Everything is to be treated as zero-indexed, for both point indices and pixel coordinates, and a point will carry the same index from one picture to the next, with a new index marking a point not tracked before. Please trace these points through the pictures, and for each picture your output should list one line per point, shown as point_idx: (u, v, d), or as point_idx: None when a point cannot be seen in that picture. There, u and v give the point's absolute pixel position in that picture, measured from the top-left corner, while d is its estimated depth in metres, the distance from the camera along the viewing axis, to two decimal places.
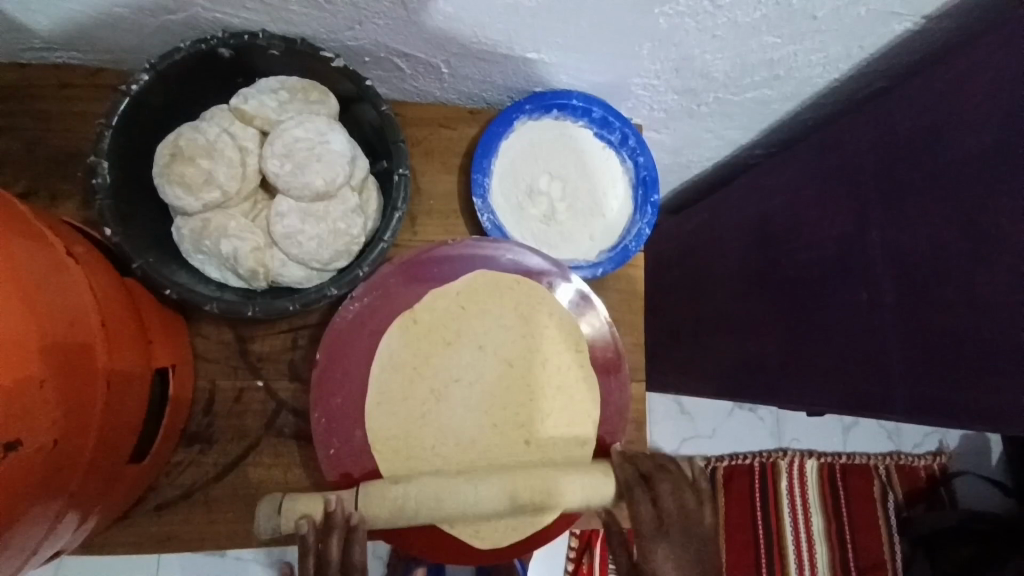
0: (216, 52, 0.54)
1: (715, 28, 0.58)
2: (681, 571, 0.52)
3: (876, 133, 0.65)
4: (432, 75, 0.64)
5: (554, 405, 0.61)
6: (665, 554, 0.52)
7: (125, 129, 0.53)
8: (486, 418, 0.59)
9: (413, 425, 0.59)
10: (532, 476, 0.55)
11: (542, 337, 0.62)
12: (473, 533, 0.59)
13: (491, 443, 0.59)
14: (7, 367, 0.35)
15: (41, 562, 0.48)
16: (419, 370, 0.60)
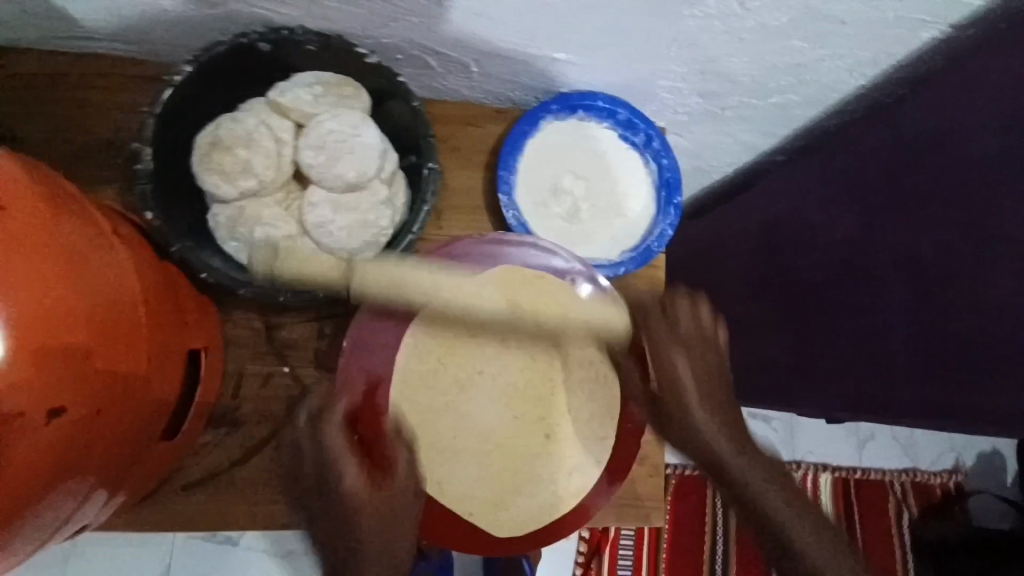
0: (256, 46, 0.55)
1: (743, 31, 0.58)
2: (697, 374, 0.58)
3: (900, 139, 0.65)
4: (461, 73, 0.65)
5: (572, 400, 0.63)
6: (681, 362, 0.58)
7: (167, 118, 0.55)
8: (508, 409, 0.62)
9: (439, 413, 0.61)
10: (549, 415, 0.63)
11: (565, 334, 0.63)
12: (488, 523, 0.60)
13: (514, 433, 0.62)
14: (54, 339, 0.37)
15: (70, 534, 0.49)
16: (443, 360, 0.61)
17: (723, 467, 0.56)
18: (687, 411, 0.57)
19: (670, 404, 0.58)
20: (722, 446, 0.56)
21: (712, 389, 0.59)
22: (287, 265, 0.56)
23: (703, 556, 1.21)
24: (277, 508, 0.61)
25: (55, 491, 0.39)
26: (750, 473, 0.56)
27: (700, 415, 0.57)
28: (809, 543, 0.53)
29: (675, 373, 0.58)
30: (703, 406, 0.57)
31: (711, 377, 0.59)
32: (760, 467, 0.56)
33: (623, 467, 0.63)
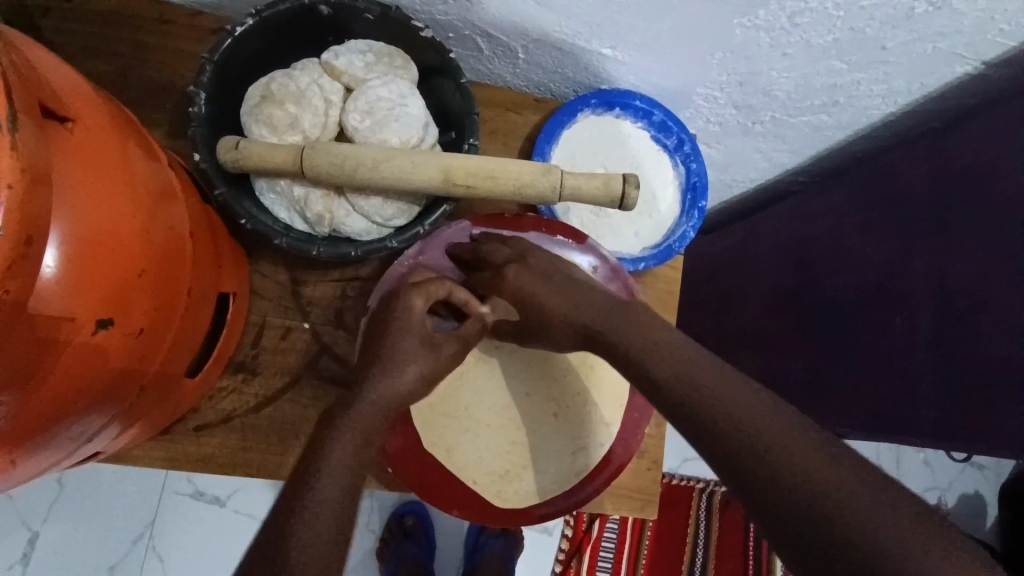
0: (316, 8, 0.57)
1: (788, 46, 0.60)
2: (561, 294, 0.55)
3: (929, 165, 0.67)
4: (508, 58, 0.67)
5: (583, 381, 0.65)
6: (518, 272, 0.57)
7: (223, 66, 0.56)
8: (516, 385, 0.64)
9: (454, 379, 0.63)
10: (559, 395, 0.65)
11: None
12: (490, 494, 0.62)
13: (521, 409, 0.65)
14: (117, 255, 0.37)
15: (77, 462, 0.49)
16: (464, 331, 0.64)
17: (698, 393, 0.44)
18: (546, 310, 0.55)
19: (533, 309, 0.56)
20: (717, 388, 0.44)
21: (577, 305, 0.54)
22: (252, 148, 0.55)
23: (682, 566, 1.23)
24: (288, 458, 0.62)
25: (83, 402, 0.39)
26: (731, 405, 0.43)
27: (565, 308, 0.54)
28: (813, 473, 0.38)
29: (518, 286, 0.57)
30: (554, 289, 0.55)
31: (653, 327, 0.50)
32: (740, 397, 0.43)
33: (620, 466, 0.64)
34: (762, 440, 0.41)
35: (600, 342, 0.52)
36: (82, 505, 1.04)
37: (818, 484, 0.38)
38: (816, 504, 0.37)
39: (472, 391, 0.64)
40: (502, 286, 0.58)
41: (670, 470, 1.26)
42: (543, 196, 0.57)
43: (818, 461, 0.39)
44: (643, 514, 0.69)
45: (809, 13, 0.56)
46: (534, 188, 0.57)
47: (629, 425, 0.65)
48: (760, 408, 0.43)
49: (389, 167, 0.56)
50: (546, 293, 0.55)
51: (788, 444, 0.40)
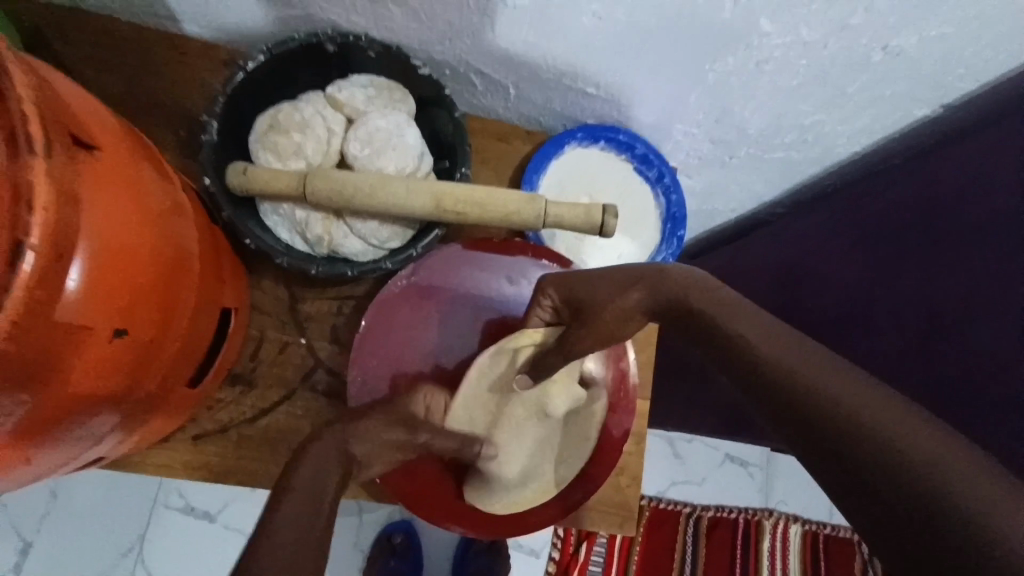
0: (323, 46, 0.62)
1: (756, 89, 0.65)
2: (610, 271, 0.57)
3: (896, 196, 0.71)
4: (499, 94, 0.72)
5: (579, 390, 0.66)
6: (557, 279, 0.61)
7: (234, 97, 0.61)
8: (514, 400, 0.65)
9: (457, 406, 0.63)
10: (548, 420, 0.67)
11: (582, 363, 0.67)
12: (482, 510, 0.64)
13: (517, 420, 0.65)
14: (130, 272, 0.41)
15: (78, 467, 0.52)
16: (483, 381, 0.64)
17: (752, 365, 0.45)
18: (600, 279, 0.57)
19: (589, 292, 0.57)
20: (784, 351, 0.44)
21: (620, 275, 0.56)
22: (259, 174, 0.60)
23: None
24: (280, 468, 0.65)
25: (93, 406, 0.42)
26: (800, 367, 0.42)
27: (613, 274, 0.56)
28: (891, 436, 0.36)
29: (571, 282, 0.59)
30: (601, 270, 0.58)
31: (706, 282, 0.53)
32: (815, 364, 0.42)
33: (596, 481, 0.67)
34: (834, 404, 0.39)
35: (688, 307, 0.51)
36: (74, 516, 1.05)
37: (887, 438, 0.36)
38: (879, 464, 0.35)
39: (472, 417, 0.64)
40: (553, 289, 0.60)
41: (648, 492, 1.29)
42: (529, 223, 0.61)
43: (896, 419, 0.37)
44: (623, 529, 0.72)
45: (773, 61, 0.60)
46: (522, 216, 0.61)
47: (605, 444, 0.68)
48: (834, 373, 0.41)
49: (385, 195, 0.60)
50: (595, 274, 0.58)
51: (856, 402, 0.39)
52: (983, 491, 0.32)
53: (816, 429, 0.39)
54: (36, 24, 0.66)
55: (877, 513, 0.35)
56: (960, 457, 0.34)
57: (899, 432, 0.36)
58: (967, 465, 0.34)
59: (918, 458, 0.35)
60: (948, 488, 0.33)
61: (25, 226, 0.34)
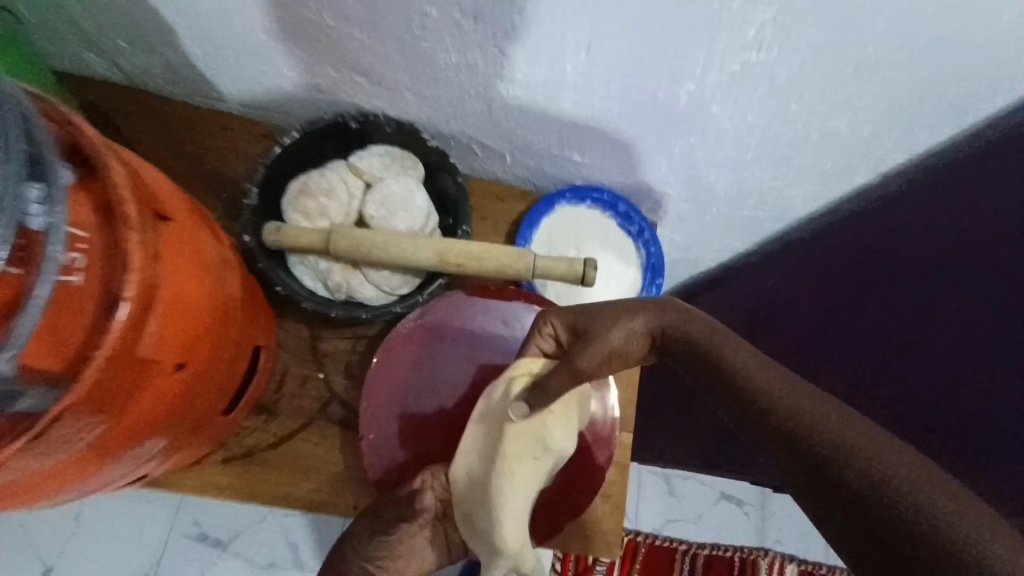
0: (348, 124, 0.74)
1: (718, 160, 0.75)
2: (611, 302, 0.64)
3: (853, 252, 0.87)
4: (497, 159, 0.83)
5: (573, 424, 0.64)
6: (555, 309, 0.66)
7: (274, 167, 0.73)
8: (510, 433, 0.58)
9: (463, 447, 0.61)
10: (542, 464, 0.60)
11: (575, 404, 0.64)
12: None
13: (513, 459, 0.58)
14: (191, 317, 0.50)
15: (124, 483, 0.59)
16: (484, 419, 0.61)
17: (770, 407, 0.54)
18: (603, 308, 0.63)
19: (593, 316, 0.62)
20: (801, 400, 0.54)
21: (624, 306, 0.64)
22: (289, 231, 0.70)
23: None
24: (297, 490, 0.73)
25: (151, 427, 0.51)
26: (817, 415, 0.52)
27: (617, 304, 0.64)
28: (895, 478, 0.46)
29: (573, 309, 0.64)
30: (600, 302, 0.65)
31: (719, 330, 0.62)
32: (830, 413, 0.52)
33: (580, 507, 0.76)
34: (844, 449, 0.49)
35: (693, 342, 0.61)
36: (96, 542, 1.12)
37: (891, 477, 0.46)
38: (885, 500, 0.45)
39: (474, 457, 0.60)
40: (552, 316, 0.64)
41: (632, 526, 1.33)
42: (520, 273, 0.71)
43: (898, 462, 0.47)
44: (608, 554, 0.78)
45: (728, 140, 0.70)
46: (514, 268, 0.71)
47: (590, 472, 0.76)
48: (845, 421, 0.51)
49: (396, 250, 0.70)
50: (600, 304, 0.65)
51: (864, 446, 0.48)
52: (968, 520, 0.43)
53: (807, 451, 0.51)
54: (106, 104, 0.79)
55: (877, 531, 0.45)
56: (946, 493, 0.44)
57: (901, 474, 0.46)
58: (953, 502, 0.44)
59: (917, 495, 0.44)
60: (915, 498, 0.44)
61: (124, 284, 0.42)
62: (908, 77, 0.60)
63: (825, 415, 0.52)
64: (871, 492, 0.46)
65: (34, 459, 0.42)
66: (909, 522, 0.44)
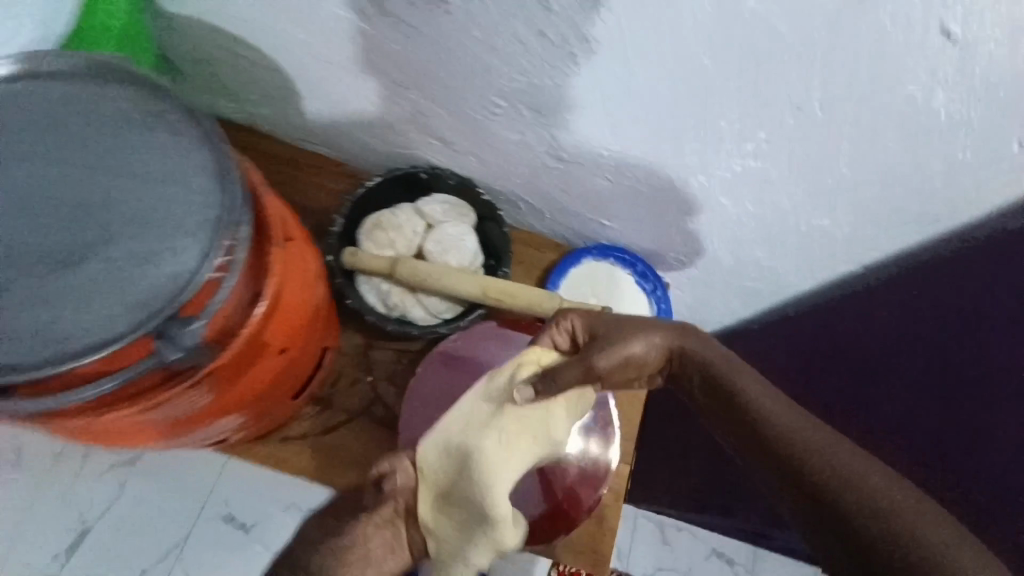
0: (419, 175, 0.91)
1: (723, 239, 0.88)
2: (631, 315, 0.69)
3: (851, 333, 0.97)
4: (538, 215, 0.98)
5: (572, 420, 0.66)
6: (573, 310, 0.69)
7: (357, 204, 0.91)
8: (509, 413, 0.61)
9: (461, 423, 0.63)
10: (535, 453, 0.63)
11: (574, 407, 0.66)
12: (477, 560, 0.62)
13: (512, 436, 0.61)
14: (299, 316, 0.65)
15: (213, 440, 0.74)
16: (485, 400, 0.63)
17: (775, 437, 0.60)
18: (625, 318, 0.67)
19: (614, 322, 0.67)
20: (804, 431, 0.60)
21: (645, 320, 0.68)
22: (363, 256, 0.86)
23: None
24: (338, 473, 0.86)
25: (254, 396, 0.66)
26: (820, 445, 0.59)
27: (639, 318, 0.68)
28: (893, 505, 0.54)
29: (595, 313, 0.68)
30: (620, 313, 0.69)
31: (730, 357, 0.66)
32: (833, 444, 0.59)
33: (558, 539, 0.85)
34: (846, 475, 0.57)
35: (711, 371, 0.65)
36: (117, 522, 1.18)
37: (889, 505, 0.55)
38: (882, 525, 0.54)
39: (468, 437, 0.62)
40: (571, 314, 0.68)
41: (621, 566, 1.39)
42: (546, 313, 0.85)
43: (895, 491, 0.56)
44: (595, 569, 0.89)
45: (732, 224, 0.84)
46: (542, 308, 0.84)
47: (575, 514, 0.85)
48: (846, 452, 0.58)
49: (448, 282, 0.85)
50: (623, 314, 0.68)
51: (865, 473, 0.57)
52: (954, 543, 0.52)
53: (811, 479, 0.58)
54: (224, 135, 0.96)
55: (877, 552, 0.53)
56: (931, 518, 0.54)
57: (897, 500, 0.55)
58: (940, 528, 0.53)
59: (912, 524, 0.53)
60: (909, 527, 0.53)
61: (267, 288, 0.57)
62: (884, 201, 0.72)
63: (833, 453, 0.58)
64: (870, 517, 0.54)
65: (184, 406, 0.58)
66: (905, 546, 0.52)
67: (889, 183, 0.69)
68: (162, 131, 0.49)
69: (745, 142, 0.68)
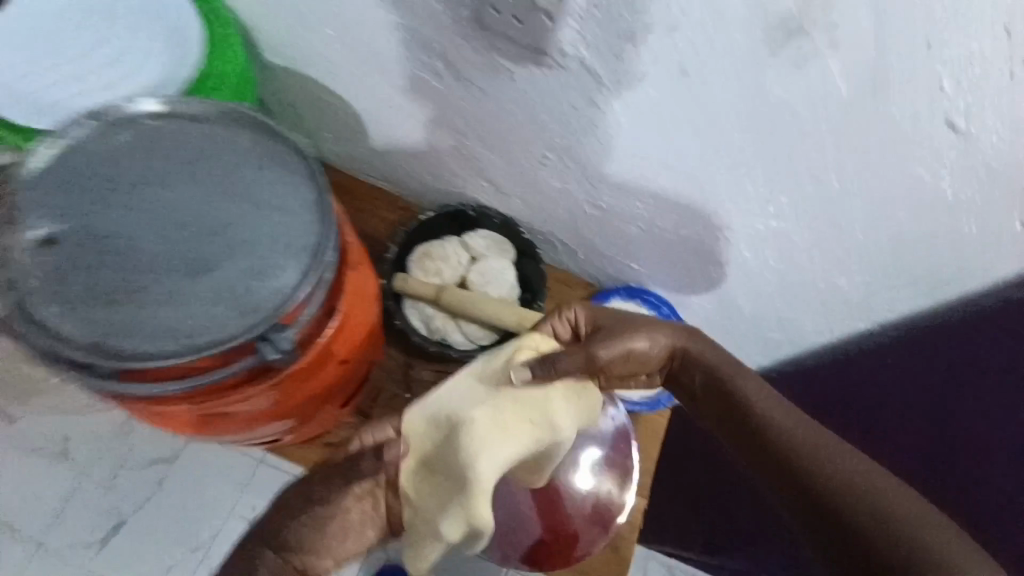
0: (467, 212, 1.00)
1: (745, 288, 0.94)
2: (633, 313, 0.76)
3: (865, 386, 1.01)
4: (571, 254, 1.05)
5: (576, 413, 0.64)
6: (579, 307, 0.76)
7: (409, 235, 1.00)
8: (509, 391, 0.61)
9: (456, 396, 0.62)
10: (529, 439, 0.60)
11: (576, 398, 0.64)
12: (448, 534, 0.57)
13: (509, 418, 0.59)
14: (360, 332, 0.73)
15: (267, 438, 0.82)
16: (484, 377, 0.64)
17: (779, 435, 0.65)
18: (628, 318, 0.74)
19: (616, 318, 0.74)
20: (807, 432, 0.65)
21: (646, 320, 0.73)
22: (412, 282, 0.95)
23: None
24: None
25: (313, 401, 0.73)
26: (822, 446, 0.63)
27: (640, 318, 0.74)
28: (892, 505, 0.58)
29: (600, 310, 0.75)
30: (625, 313, 0.76)
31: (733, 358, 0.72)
32: (836, 445, 0.63)
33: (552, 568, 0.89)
34: (847, 474, 0.60)
35: (711, 369, 0.71)
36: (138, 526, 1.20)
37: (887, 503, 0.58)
38: (881, 523, 0.57)
39: (461, 410, 0.61)
40: (576, 310, 0.75)
41: None
42: None
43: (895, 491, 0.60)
44: None
45: (754, 275, 0.89)
46: None
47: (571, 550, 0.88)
48: (848, 454, 0.62)
49: (487, 312, 0.93)
50: (628, 312, 0.76)
51: (867, 474, 0.61)
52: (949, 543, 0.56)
53: (812, 477, 0.61)
54: None
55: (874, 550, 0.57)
56: (929, 519, 0.58)
57: (897, 501, 0.59)
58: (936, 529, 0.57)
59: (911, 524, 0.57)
60: (905, 526, 0.57)
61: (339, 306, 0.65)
62: (896, 264, 0.77)
63: (832, 456, 0.62)
64: (869, 514, 0.58)
65: (257, 404, 0.65)
66: (901, 542, 0.56)
67: (901, 250, 0.75)
68: (272, 168, 0.57)
69: (768, 205, 0.75)
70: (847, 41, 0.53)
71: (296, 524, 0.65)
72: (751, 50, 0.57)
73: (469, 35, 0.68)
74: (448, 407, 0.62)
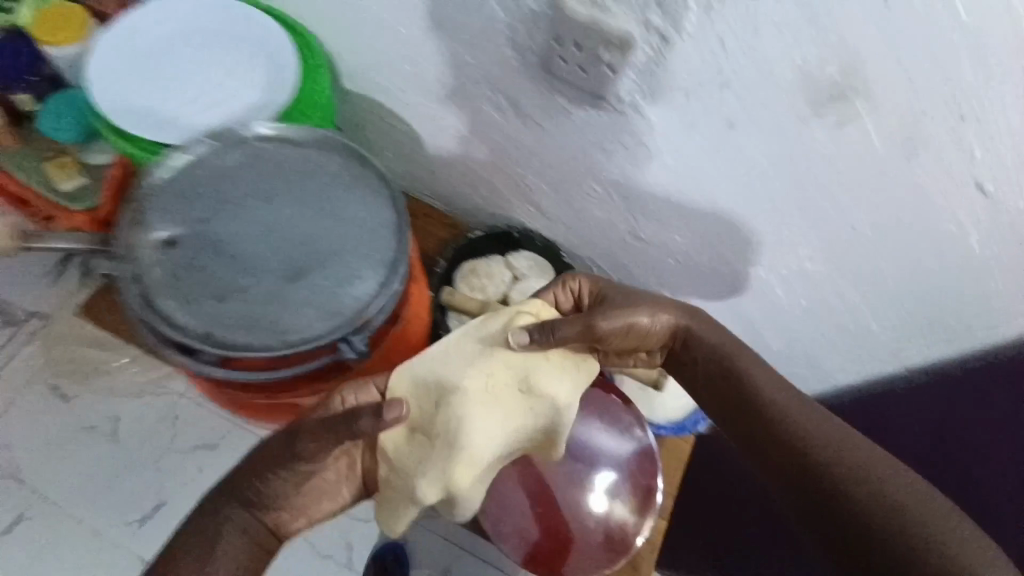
0: (512, 235, 1.07)
1: (774, 325, 0.97)
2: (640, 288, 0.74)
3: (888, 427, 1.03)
4: None
5: (563, 379, 0.68)
6: (586, 277, 0.77)
7: (458, 252, 1.07)
8: (498, 357, 0.67)
9: (444, 358, 0.68)
10: (509, 400, 0.66)
11: (562, 365, 0.68)
12: (426, 496, 0.63)
13: (496, 380, 0.66)
14: (416, 340, 0.80)
15: None
16: (473, 342, 0.69)
17: (785, 426, 0.64)
18: (635, 291, 0.73)
19: (621, 291, 0.73)
20: (816, 424, 0.64)
21: (652, 295, 0.73)
22: (456, 295, 1.00)
23: None
24: None
25: None
26: (829, 438, 0.62)
27: (649, 293, 0.73)
28: (903, 500, 0.57)
29: (605, 282, 0.75)
30: (634, 287, 0.75)
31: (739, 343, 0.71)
32: (848, 438, 0.63)
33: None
34: (855, 467, 0.60)
35: (717, 351, 0.70)
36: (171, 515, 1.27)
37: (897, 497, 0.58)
38: (890, 517, 0.57)
39: (450, 371, 0.67)
40: (581, 281, 0.76)
41: None
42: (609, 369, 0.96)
43: (910, 486, 0.59)
44: None
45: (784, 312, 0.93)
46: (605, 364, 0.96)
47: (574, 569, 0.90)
48: (858, 447, 0.62)
49: None
50: (634, 286, 0.75)
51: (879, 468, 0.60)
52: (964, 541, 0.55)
53: (817, 467, 0.61)
54: None
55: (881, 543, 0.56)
56: (944, 517, 0.56)
57: (908, 496, 0.58)
58: (951, 527, 0.56)
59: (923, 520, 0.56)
60: (915, 520, 0.56)
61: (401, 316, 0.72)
62: (925, 311, 0.81)
63: (836, 447, 0.62)
64: (876, 507, 0.57)
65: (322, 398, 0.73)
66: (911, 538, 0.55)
67: (929, 298, 0.79)
68: (359, 191, 0.65)
69: (802, 247, 0.79)
70: (886, 107, 0.58)
71: (270, 478, 0.66)
72: (795, 108, 0.62)
73: (535, 78, 0.75)
74: (436, 368, 0.67)
